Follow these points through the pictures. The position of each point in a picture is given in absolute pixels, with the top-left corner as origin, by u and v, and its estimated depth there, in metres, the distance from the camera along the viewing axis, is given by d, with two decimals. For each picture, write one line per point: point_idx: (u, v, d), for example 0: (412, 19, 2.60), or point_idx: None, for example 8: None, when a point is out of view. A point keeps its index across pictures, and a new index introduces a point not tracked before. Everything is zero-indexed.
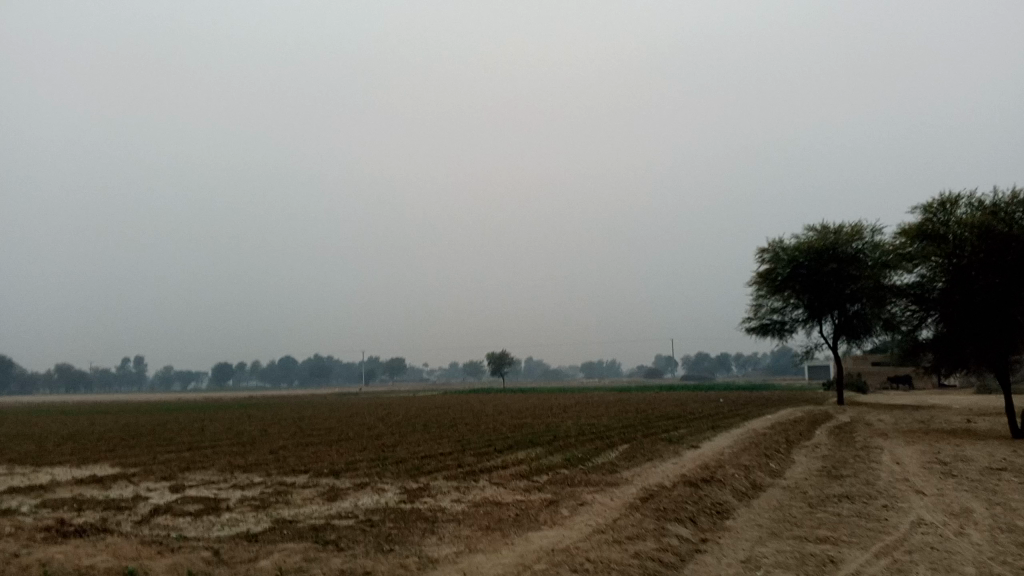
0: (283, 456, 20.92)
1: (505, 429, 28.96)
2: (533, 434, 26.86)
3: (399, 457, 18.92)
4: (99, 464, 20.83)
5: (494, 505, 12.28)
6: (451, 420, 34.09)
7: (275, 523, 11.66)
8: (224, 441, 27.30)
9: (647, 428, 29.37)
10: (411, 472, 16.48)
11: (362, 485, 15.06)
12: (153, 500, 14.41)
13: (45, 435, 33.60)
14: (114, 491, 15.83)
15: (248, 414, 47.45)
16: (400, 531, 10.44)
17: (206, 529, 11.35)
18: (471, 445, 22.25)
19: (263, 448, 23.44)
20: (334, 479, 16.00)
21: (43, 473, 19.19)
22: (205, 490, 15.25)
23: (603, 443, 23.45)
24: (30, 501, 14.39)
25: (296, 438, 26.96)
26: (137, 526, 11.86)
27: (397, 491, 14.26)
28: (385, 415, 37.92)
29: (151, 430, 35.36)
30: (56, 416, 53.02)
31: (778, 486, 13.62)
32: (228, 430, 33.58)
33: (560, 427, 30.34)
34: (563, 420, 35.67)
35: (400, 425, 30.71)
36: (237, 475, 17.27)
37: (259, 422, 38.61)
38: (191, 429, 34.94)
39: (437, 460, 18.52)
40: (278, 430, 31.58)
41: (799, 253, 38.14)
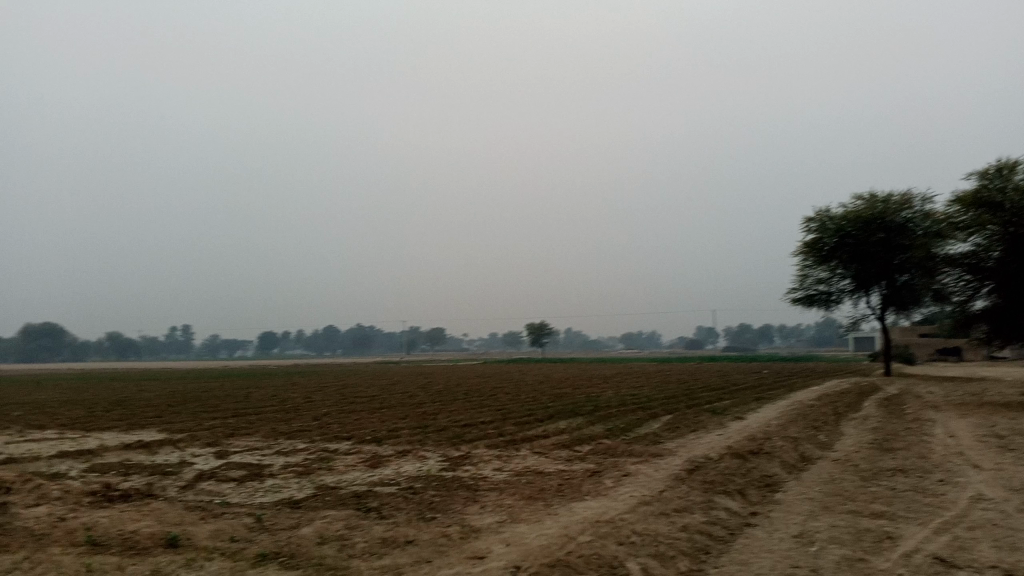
0: (325, 423, 21.00)
1: (545, 399, 28.82)
2: (574, 403, 26.68)
3: (440, 426, 18.87)
4: (145, 430, 21.12)
5: (536, 475, 12.11)
6: (492, 389, 34.07)
7: (317, 489, 11.63)
8: (268, 408, 27.63)
9: (690, 399, 29.01)
10: (452, 440, 16.40)
11: (403, 453, 15.00)
12: (198, 466, 14.52)
13: (95, 402, 34.37)
14: (160, 456, 16.00)
15: (291, 382, 48.01)
16: (441, 500, 10.32)
17: (249, 495, 11.37)
18: (511, 414, 22.14)
19: (306, 415, 23.62)
20: (376, 447, 15.98)
21: (92, 438, 19.53)
22: (249, 456, 15.34)
23: (645, 413, 23.18)
24: (78, 465, 14.59)
25: (338, 405, 27.15)
26: (182, 491, 11.93)
27: (438, 459, 14.17)
28: (426, 384, 38.06)
29: (197, 396, 35.99)
30: (107, 383, 54.24)
31: (828, 459, 13.25)
32: (272, 397, 34.00)
33: (601, 397, 30.13)
34: (605, 389, 35.44)
35: (440, 393, 30.73)
36: (280, 442, 17.36)
37: (302, 389, 39.06)
38: (236, 396, 35.44)
39: (478, 429, 18.43)
40: (320, 398, 31.85)
41: (846, 222, 36.98)
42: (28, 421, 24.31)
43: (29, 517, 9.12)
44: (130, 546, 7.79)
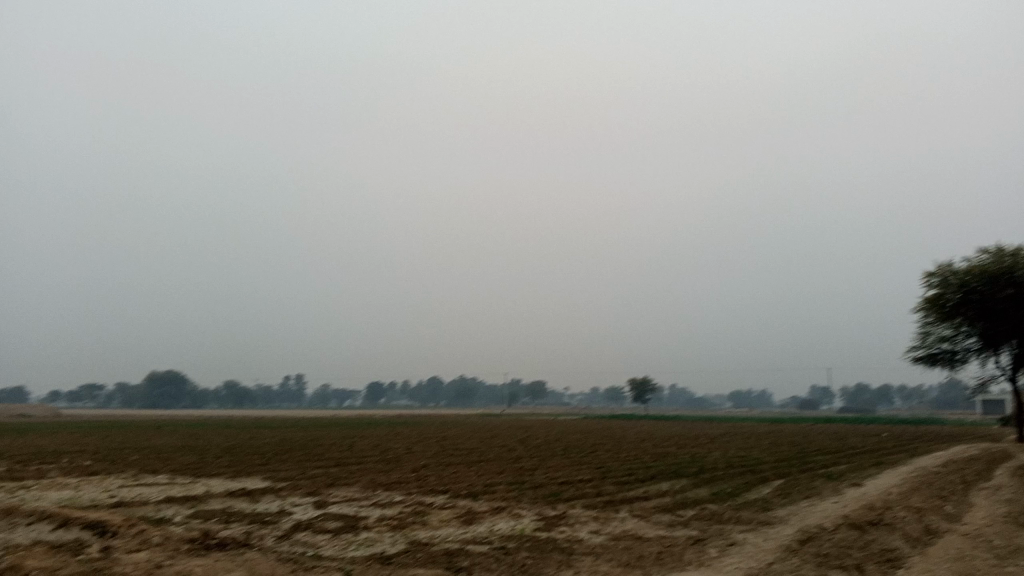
0: (423, 475, 20.95)
1: (647, 457, 27.94)
2: (678, 463, 25.76)
3: (538, 482, 18.49)
4: (251, 477, 21.61)
5: (634, 540, 11.57)
6: (592, 445, 33.37)
7: (410, 545, 11.46)
8: (369, 458, 27.88)
9: (802, 462, 27.55)
10: (548, 498, 15.98)
11: (498, 509, 14.69)
12: (297, 516, 14.61)
13: (207, 447, 35.54)
14: (261, 505, 16.22)
15: (393, 432, 48.51)
16: (534, 562, 9.96)
17: (342, 548, 11.29)
18: (611, 473, 21.49)
19: (404, 467, 23.65)
20: (472, 502, 15.74)
21: (199, 484, 20.05)
22: (346, 508, 15.36)
23: (753, 477, 22.10)
24: (183, 510, 14.96)
25: (437, 457, 27.12)
26: (279, 541, 11.98)
27: (534, 518, 13.80)
28: (526, 438, 37.63)
29: (302, 444, 36.73)
30: (220, 430, 56.15)
31: (956, 533, 12.17)
32: (373, 447, 34.33)
33: (706, 457, 29.00)
34: (710, 449, 34.15)
35: (539, 449, 30.29)
36: (378, 493, 17.35)
37: (403, 440, 39.36)
38: (340, 445, 36.00)
39: (576, 487, 17.95)
40: (420, 449, 31.94)
41: (971, 276, 34.71)
42: (143, 465, 25.30)
43: (128, 562, 9.29)
44: None
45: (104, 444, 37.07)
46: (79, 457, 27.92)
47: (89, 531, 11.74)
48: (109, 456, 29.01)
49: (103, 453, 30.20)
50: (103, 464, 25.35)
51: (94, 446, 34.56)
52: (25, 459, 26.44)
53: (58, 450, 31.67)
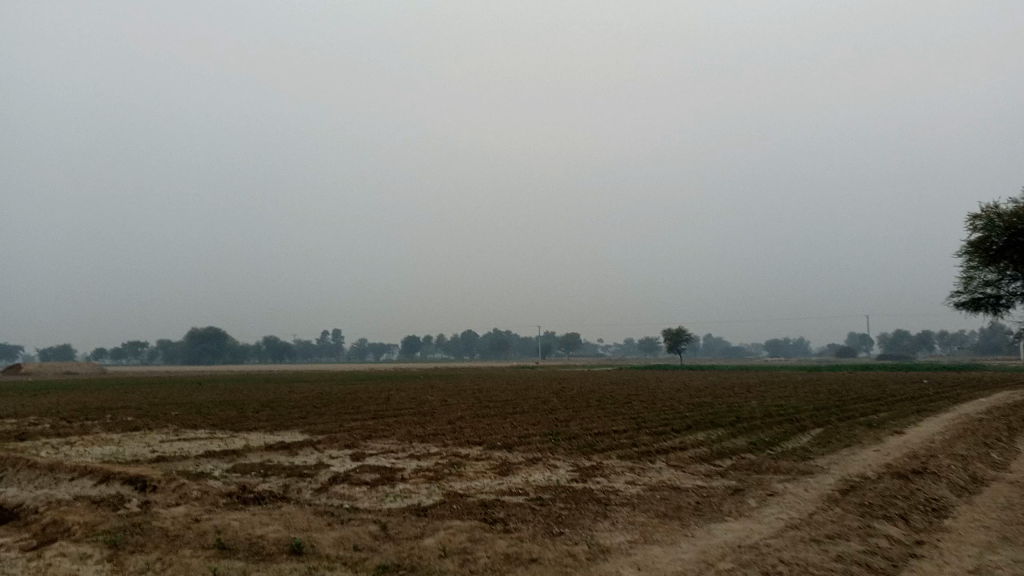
0: (458, 427, 20.99)
1: (683, 408, 27.75)
2: (715, 413, 25.55)
3: (573, 433, 18.40)
4: (289, 431, 21.85)
5: (672, 491, 11.42)
6: (628, 396, 33.27)
7: (446, 496, 11.41)
8: (405, 410, 28.09)
9: (841, 410, 27.17)
10: (584, 449, 15.87)
11: (533, 460, 14.62)
12: (334, 468, 14.68)
13: (247, 402, 36.08)
14: (299, 458, 16.34)
15: (429, 384, 48.86)
16: (570, 513, 9.85)
17: (378, 500, 11.30)
18: (647, 424, 21.35)
19: (440, 419, 23.74)
20: (508, 453, 15.70)
21: (238, 439, 20.30)
22: (383, 459, 15.41)
23: (792, 426, 21.80)
24: (222, 464, 15.11)
25: (472, 409, 27.22)
26: (316, 494, 12.01)
27: (569, 468, 13.71)
28: (561, 390, 37.66)
29: (340, 398, 37.14)
30: (259, 385, 57.05)
31: (1004, 481, 11.83)
32: (410, 399, 34.59)
33: (743, 407, 28.73)
34: (748, 399, 33.88)
35: (575, 400, 30.23)
36: (414, 445, 17.40)
37: (439, 392, 39.61)
38: (377, 398, 36.35)
39: (612, 437, 17.81)
40: (456, 401, 32.09)
41: (1017, 219, 33.58)
42: (184, 420, 25.74)
43: (166, 517, 9.36)
44: (256, 552, 7.81)
45: (148, 400, 37.88)
46: (123, 413, 28.50)
47: (130, 486, 11.88)
48: (151, 412, 29.59)
49: (146, 409, 30.80)
50: (145, 419, 25.81)
51: (138, 402, 35.31)
52: (71, 416, 27.05)
53: (103, 406, 32.42)
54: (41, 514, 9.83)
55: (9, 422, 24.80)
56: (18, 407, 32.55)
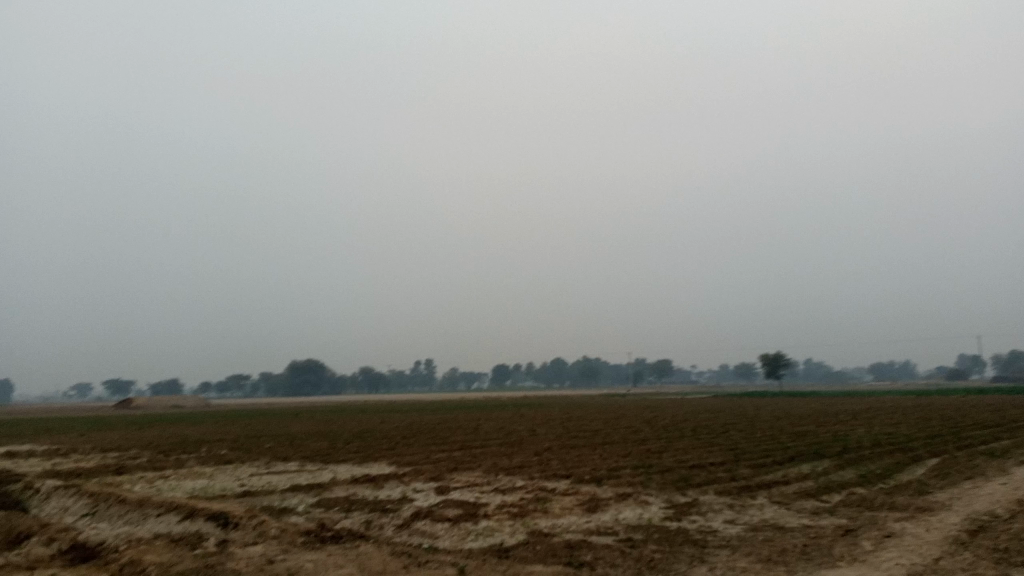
0: (547, 459, 20.34)
1: (784, 437, 26.32)
2: (818, 443, 24.14)
3: (666, 466, 17.51)
4: (377, 463, 21.63)
5: (776, 531, 10.52)
6: (724, 425, 31.93)
7: (530, 535, 10.79)
8: (492, 441, 27.62)
9: (958, 438, 25.28)
10: (677, 483, 14.98)
11: (623, 496, 13.85)
12: (417, 503, 14.24)
13: (338, 432, 36.41)
14: (384, 491, 16.00)
15: (519, 413, 48.31)
16: (664, 558, 9.10)
17: (460, 539, 10.78)
18: (745, 455, 20.23)
19: (528, 450, 23.16)
20: (596, 487, 14.97)
21: (326, 471, 20.21)
22: (468, 494, 14.89)
23: (905, 456, 20.27)
24: (306, 499, 14.89)
25: (561, 439, 26.55)
26: (397, 531, 11.58)
27: (662, 505, 12.90)
28: (653, 418, 36.55)
29: (429, 428, 37.03)
30: (353, 414, 57.66)
31: None
32: (498, 429, 34.16)
33: (849, 436, 27.08)
34: (853, 426, 32.02)
35: (667, 429, 29.12)
36: (500, 478, 16.84)
37: (529, 422, 39.06)
38: (466, 428, 36.04)
39: (708, 470, 16.85)
40: (545, 431, 31.41)
41: None
42: (275, 452, 25.99)
43: (240, 558, 9.09)
44: None
45: (245, 431, 38.67)
46: (219, 445, 29.05)
47: (212, 523, 11.76)
48: (245, 444, 29.97)
49: (239, 441, 31.26)
50: (238, 452, 26.17)
51: (234, 434, 35.93)
52: (169, 449, 27.60)
53: (201, 438, 33.18)
54: (121, 553, 9.73)
55: (110, 456, 25.49)
56: (123, 440, 33.65)
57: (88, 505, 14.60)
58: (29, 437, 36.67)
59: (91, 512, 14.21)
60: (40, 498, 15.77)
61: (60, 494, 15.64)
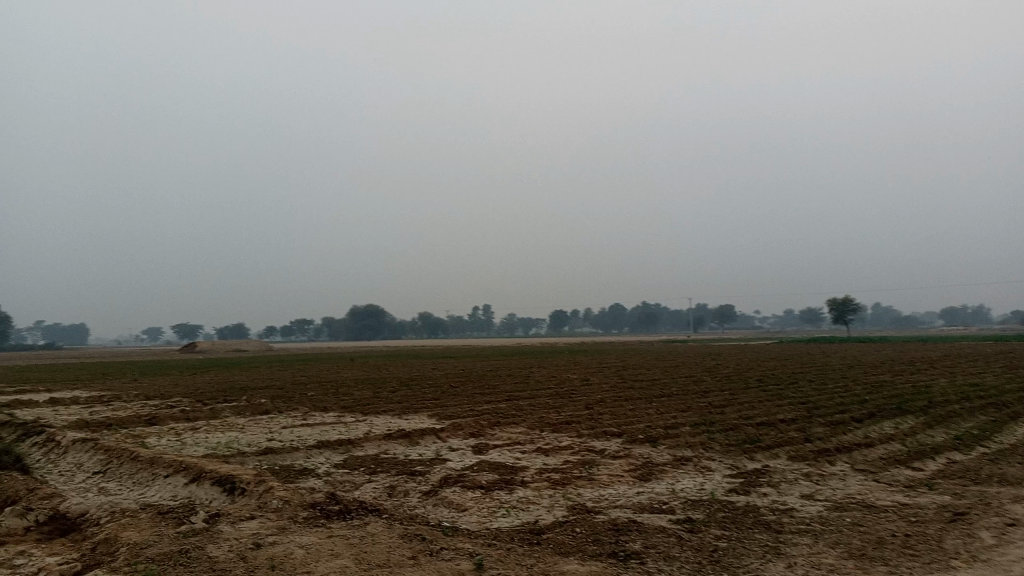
0: (598, 413, 18.76)
1: (860, 389, 24.14)
2: (898, 396, 22.05)
3: (729, 424, 15.76)
4: (418, 415, 20.35)
5: (866, 512, 8.75)
6: (792, 374, 29.86)
7: (570, 512, 9.20)
8: (543, 391, 26.15)
9: None
10: (744, 446, 13.24)
11: (681, 460, 12.19)
12: (450, 464, 12.82)
13: (387, 380, 35.46)
14: (417, 449, 14.61)
15: (574, 360, 46.89)
16: (730, 548, 7.42)
17: (488, 514, 9.27)
18: (817, 411, 18.30)
19: (579, 402, 21.63)
20: (651, 450, 13.26)
21: (362, 424, 19.01)
22: (506, 455, 13.39)
23: (999, 412, 18.09)
24: (331, 459, 13.59)
25: (616, 390, 24.91)
26: (421, 501, 10.17)
27: (726, 473, 11.20)
28: (714, 367, 34.75)
29: (480, 376, 35.78)
30: (406, 360, 57.04)
31: None
32: (550, 377, 32.66)
33: (932, 387, 24.77)
34: (934, 376, 29.65)
35: (730, 379, 27.26)
36: (545, 435, 15.32)
37: (583, 369, 37.52)
38: (516, 376, 34.67)
39: (778, 430, 15.07)
40: (599, 380, 29.82)
41: None
42: (317, 402, 24.97)
43: (225, 540, 7.71)
44: None
45: (295, 378, 38.07)
46: (262, 393, 28.25)
47: (219, 490, 10.57)
48: (290, 392, 29.09)
49: (285, 389, 30.44)
50: (278, 401, 25.27)
51: (282, 382, 35.22)
52: (211, 397, 26.87)
53: (248, 385, 32.50)
54: (100, 527, 8.50)
55: (150, 405, 24.78)
56: (172, 387, 33.23)
57: (101, 463, 13.60)
58: (83, 383, 36.63)
59: (102, 472, 13.16)
60: (57, 453, 14.86)
61: (77, 449, 14.71)
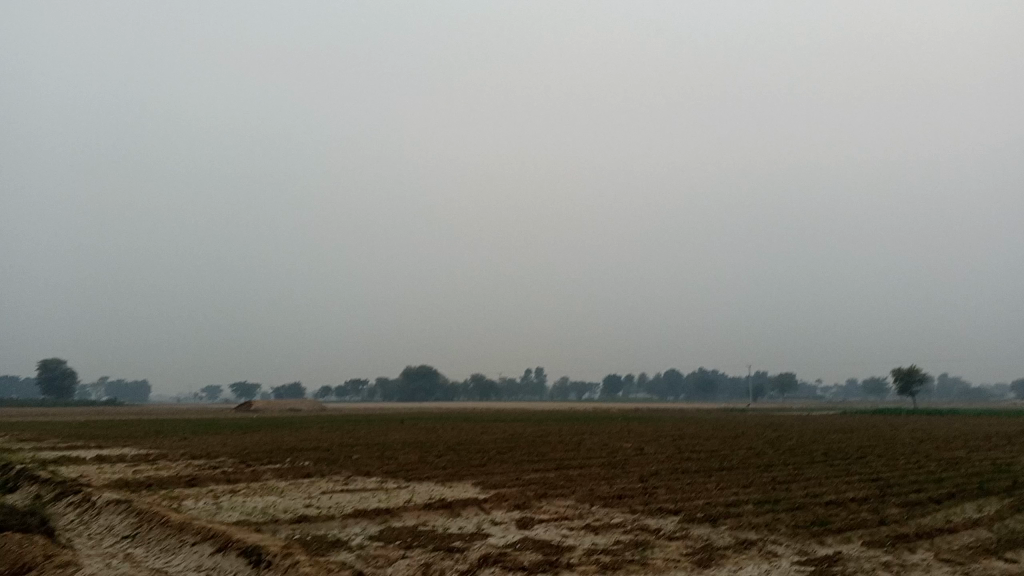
0: (652, 486, 17.73)
1: (935, 466, 22.54)
2: (979, 475, 20.46)
3: (796, 502, 14.62)
4: (463, 483, 19.57)
5: None
6: (860, 449, 28.13)
7: None
8: (595, 460, 25.13)
9: None
10: (812, 528, 12.13)
11: (744, 543, 11.14)
12: (491, 540, 11.98)
13: (435, 444, 34.68)
14: (459, 521, 13.80)
15: (628, 428, 45.60)
16: None
17: None
18: (890, 490, 16.97)
19: (632, 473, 20.56)
20: (710, 531, 12.22)
21: (405, 491, 18.29)
22: (552, 531, 12.48)
23: None
24: (368, 529, 12.88)
25: (671, 461, 23.76)
26: None
27: (794, 560, 10.15)
28: (775, 439, 33.17)
29: (530, 442, 34.82)
30: (455, 423, 56.25)
31: None
32: (603, 446, 31.44)
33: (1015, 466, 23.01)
34: (1015, 454, 27.70)
35: (792, 453, 25.84)
36: (595, 510, 14.37)
37: (637, 438, 36.25)
38: (568, 443, 33.50)
39: (848, 511, 13.89)
40: (654, 450, 28.62)
41: None
42: (361, 466, 24.35)
43: None
44: None
45: (343, 440, 37.53)
46: (308, 455, 27.72)
47: (245, 563, 9.95)
48: (335, 454, 28.54)
49: (331, 451, 29.93)
50: (322, 464, 24.70)
51: (330, 443, 34.73)
52: (255, 458, 26.49)
53: (295, 446, 32.08)
54: None
55: (194, 465, 24.44)
56: (221, 446, 32.97)
57: (131, 527, 13.11)
58: (134, 440, 36.73)
59: (131, 536, 12.67)
60: (90, 514, 14.46)
61: (110, 510, 14.29)
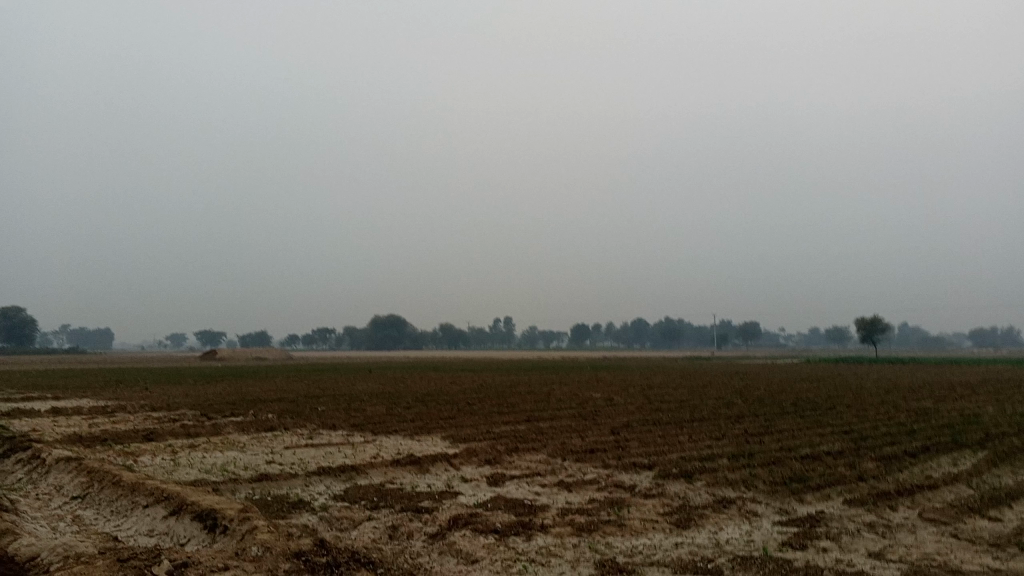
0: (624, 439, 17.35)
1: (905, 417, 22.47)
2: (949, 426, 20.41)
3: (771, 456, 14.31)
4: (431, 436, 19.07)
5: None
6: (828, 399, 28.12)
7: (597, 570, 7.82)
8: (565, 411, 24.77)
9: None
10: (791, 485, 11.78)
11: (723, 502, 10.75)
12: (461, 499, 11.46)
13: (403, 394, 34.17)
14: (427, 478, 13.28)
15: (596, 376, 45.55)
16: None
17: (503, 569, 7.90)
18: (864, 442, 16.77)
19: (604, 425, 20.22)
20: (687, 488, 11.84)
21: (372, 445, 17.74)
22: (523, 489, 12.00)
23: None
24: (333, 488, 12.32)
25: (642, 412, 23.45)
26: (425, 547, 8.87)
27: (776, 521, 9.76)
28: (744, 388, 33.16)
29: (500, 392, 34.46)
30: (424, 372, 55.84)
31: None
32: (573, 397, 31.15)
33: (982, 416, 23.05)
34: (980, 403, 27.89)
35: (762, 403, 25.72)
36: (568, 466, 13.92)
37: (607, 387, 36.07)
38: (537, 393, 33.17)
39: (825, 465, 13.60)
40: (624, 400, 28.38)
41: None
42: (326, 418, 23.74)
43: None
44: None
45: (309, 390, 36.86)
46: (272, 407, 27.06)
47: (199, 528, 9.32)
48: (301, 406, 27.90)
49: (296, 402, 29.28)
50: (287, 416, 24.05)
51: (295, 394, 34.02)
52: (217, 411, 25.75)
53: (260, 397, 31.37)
54: None
55: (153, 418, 23.65)
56: (183, 397, 32.14)
57: (81, 487, 12.41)
58: (94, 391, 35.72)
59: (80, 497, 11.98)
60: (39, 472, 13.71)
61: (59, 469, 13.54)
